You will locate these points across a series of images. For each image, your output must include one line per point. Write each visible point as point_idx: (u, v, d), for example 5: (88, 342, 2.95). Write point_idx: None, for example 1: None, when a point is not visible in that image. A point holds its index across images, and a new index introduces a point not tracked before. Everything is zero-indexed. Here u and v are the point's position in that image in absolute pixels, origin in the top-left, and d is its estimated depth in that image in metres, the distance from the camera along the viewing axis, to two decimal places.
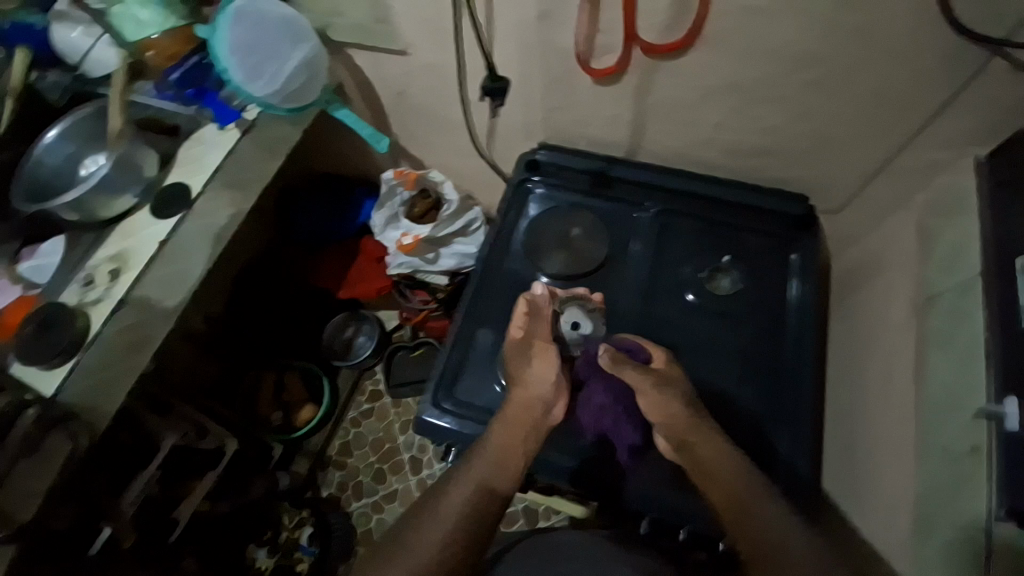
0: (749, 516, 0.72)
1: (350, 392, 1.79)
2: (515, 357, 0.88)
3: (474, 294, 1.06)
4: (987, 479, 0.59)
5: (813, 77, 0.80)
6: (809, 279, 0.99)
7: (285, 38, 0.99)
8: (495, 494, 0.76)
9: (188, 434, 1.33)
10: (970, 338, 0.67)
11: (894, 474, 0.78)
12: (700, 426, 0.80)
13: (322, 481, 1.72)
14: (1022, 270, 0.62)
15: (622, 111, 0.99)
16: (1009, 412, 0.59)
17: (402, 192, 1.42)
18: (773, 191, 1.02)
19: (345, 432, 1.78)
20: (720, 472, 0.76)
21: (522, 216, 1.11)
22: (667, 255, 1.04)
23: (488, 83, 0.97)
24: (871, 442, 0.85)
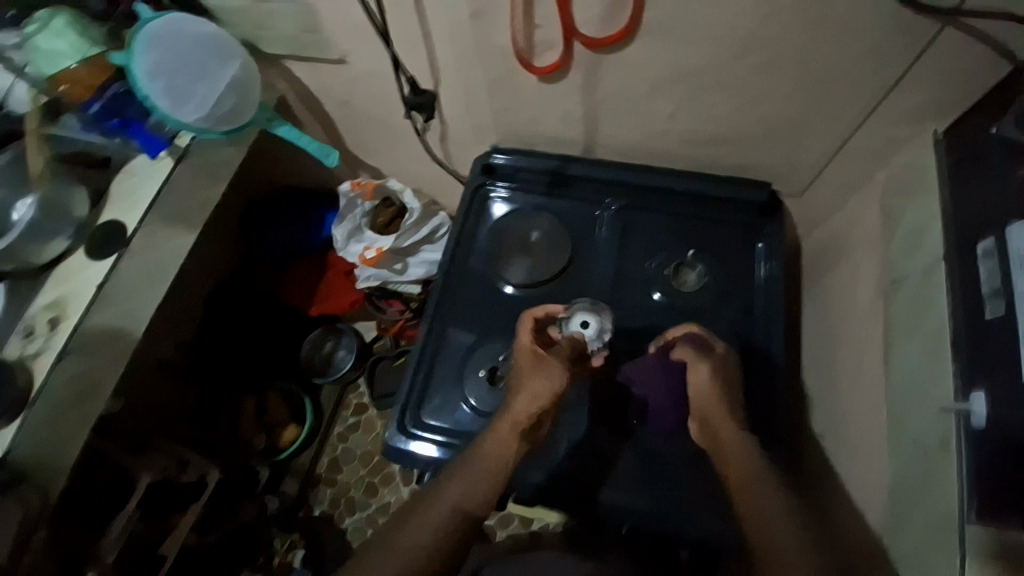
0: (755, 494, 0.70)
1: (335, 408, 1.75)
2: (526, 371, 0.83)
3: (437, 311, 1.02)
4: (956, 476, 0.57)
5: (761, 61, 0.76)
6: (775, 267, 0.96)
7: (211, 58, 0.95)
8: (484, 494, 0.75)
9: (166, 468, 1.28)
10: (934, 327, 0.65)
11: (866, 464, 0.76)
12: (727, 415, 0.78)
13: (314, 500, 1.67)
14: (983, 254, 0.60)
15: (572, 107, 0.95)
16: (975, 408, 0.57)
17: (361, 204, 1.38)
18: (734, 179, 0.99)
19: (333, 448, 1.74)
20: (741, 454, 0.74)
21: (481, 223, 1.07)
22: (631, 253, 1.01)
23: (412, 99, 0.99)
24: (846, 432, 0.83)
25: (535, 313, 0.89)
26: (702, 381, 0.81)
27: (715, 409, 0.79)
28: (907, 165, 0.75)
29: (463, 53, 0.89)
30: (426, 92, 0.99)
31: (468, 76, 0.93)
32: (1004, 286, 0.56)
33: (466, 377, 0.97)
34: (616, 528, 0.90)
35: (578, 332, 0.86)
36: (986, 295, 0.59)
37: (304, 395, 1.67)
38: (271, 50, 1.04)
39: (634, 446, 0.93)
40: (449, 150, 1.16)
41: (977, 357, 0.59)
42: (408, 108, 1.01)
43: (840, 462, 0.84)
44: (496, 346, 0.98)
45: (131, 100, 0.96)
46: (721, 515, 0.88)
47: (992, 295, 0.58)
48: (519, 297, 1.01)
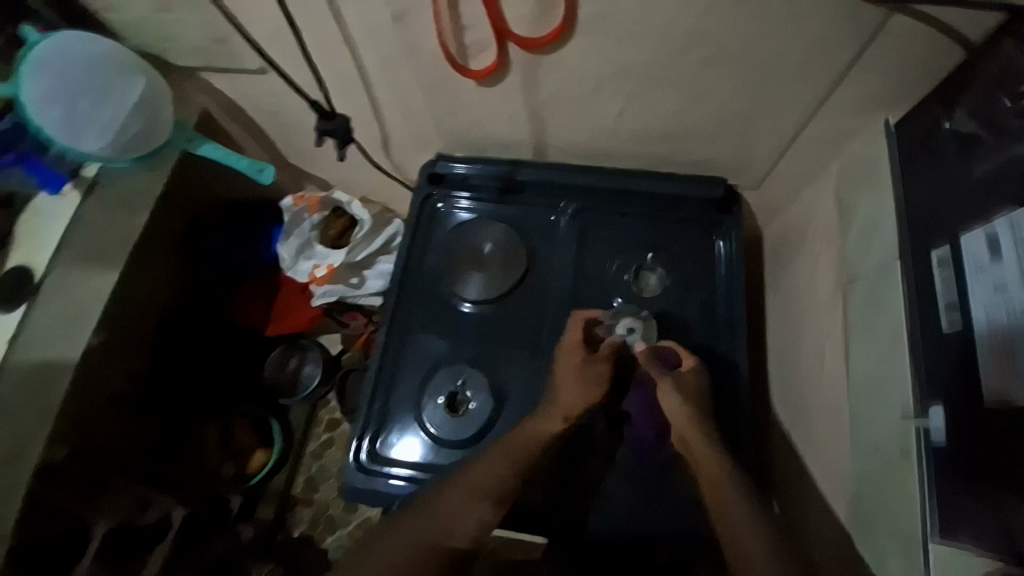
0: (726, 498, 0.71)
1: (306, 426, 1.68)
2: (566, 373, 0.84)
3: (392, 335, 0.97)
4: (918, 491, 0.56)
5: (705, 56, 0.72)
6: (735, 264, 0.94)
7: (111, 81, 0.89)
8: (474, 513, 0.72)
9: (126, 512, 1.12)
10: (890, 332, 0.63)
11: (829, 467, 0.75)
12: (703, 432, 0.78)
13: (292, 522, 1.62)
14: (938, 264, 0.57)
15: (515, 110, 0.88)
16: (933, 424, 0.55)
17: (308, 217, 1.30)
18: (689, 176, 0.96)
19: (308, 467, 1.68)
20: (712, 466, 0.75)
21: (431, 237, 1.02)
22: (589, 259, 0.97)
23: (321, 125, 0.90)
24: (810, 432, 0.82)
25: (584, 315, 0.87)
26: (671, 404, 0.80)
27: (691, 426, 0.79)
28: (860, 157, 0.72)
29: (391, 60, 0.82)
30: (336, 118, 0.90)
31: (401, 82, 0.86)
32: (959, 300, 0.54)
33: (424, 402, 0.93)
34: (596, 538, 0.87)
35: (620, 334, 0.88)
36: (943, 306, 0.56)
37: (271, 418, 1.61)
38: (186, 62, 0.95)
39: (601, 459, 0.91)
40: (393, 159, 1.09)
41: (932, 367, 0.57)
42: (319, 135, 0.91)
43: (804, 462, 0.83)
44: (455, 368, 0.94)
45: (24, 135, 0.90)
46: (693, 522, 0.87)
47: (948, 308, 0.55)
48: (476, 314, 0.97)
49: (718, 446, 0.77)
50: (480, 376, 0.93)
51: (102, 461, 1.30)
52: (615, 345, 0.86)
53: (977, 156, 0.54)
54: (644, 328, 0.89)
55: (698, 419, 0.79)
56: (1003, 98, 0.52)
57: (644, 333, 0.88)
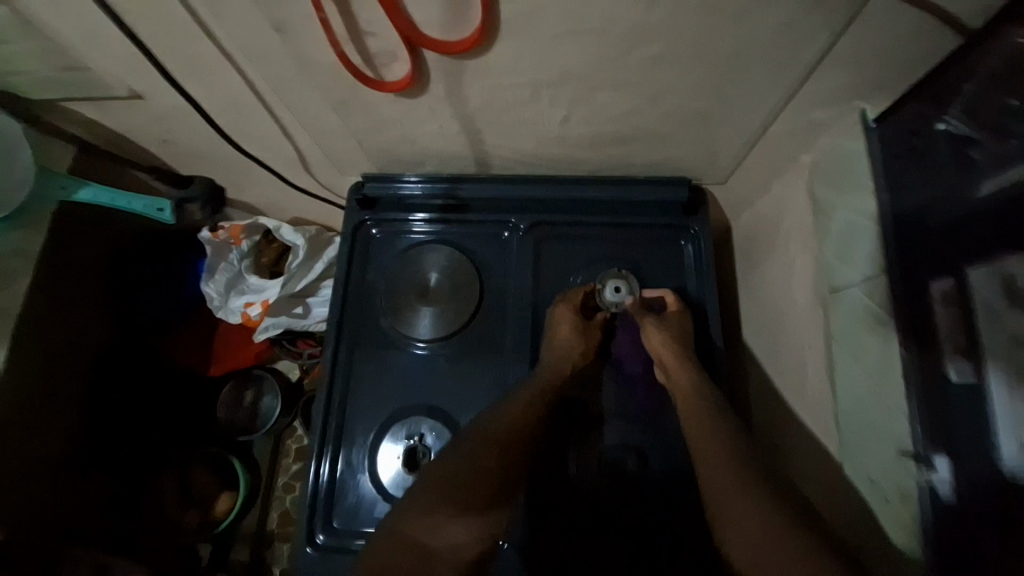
0: (707, 426, 0.71)
1: (272, 460, 1.32)
2: (556, 331, 0.82)
3: (336, 383, 0.86)
4: (917, 528, 0.55)
5: (654, 53, 0.61)
6: (705, 270, 0.87)
7: None
8: (473, 474, 0.67)
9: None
10: (891, 358, 0.58)
11: (819, 494, 0.70)
12: (682, 358, 0.78)
13: (274, 558, 1.26)
14: (940, 301, 0.52)
15: (446, 121, 0.76)
16: (940, 476, 0.53)
17: (234, 248, 1.15)
18: (648, 178, 0.88)
19: (282, 500, 1.31)
20: (691, 395, 0.75)
21: (369, 268, 0.90)
22: (546, 280, 0.88)
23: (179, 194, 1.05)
24: (791, 452, 0.76)
25: (584, 288, 0.85)
26: (652, 336, 0.81)
27: (674, 358, 0.79)
28: (830, 151, 0.67)
29: (287, 76, 0.69)
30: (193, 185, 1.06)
31: (305, 98, 0.73)
32: (969, 347, 0.50)
33: (379, 461, 0.83)
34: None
35: (603, 291, 0.85)
36: (944, 332, 0.52)
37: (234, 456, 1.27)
38: (53, 88, 0.82)
39: (576, 502, 0.82)
40: (319, 179, 0.95)
41: (932, 406, 0.54)
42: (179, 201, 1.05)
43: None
44: (412, 419, 0.84)
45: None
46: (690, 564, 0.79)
47: (956, 354, 0.51)
48: (432, 354, 0.87)
49: (698, 375, 0.77)
50: (441, 425, 0.83)
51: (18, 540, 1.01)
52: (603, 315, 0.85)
53: (989, 164, 0.48)
54: (629, 285, 0.85)
55: (680, 348, 0.79)
56: (1008, 98, 0.46)
57: (631, 288, 0.85)
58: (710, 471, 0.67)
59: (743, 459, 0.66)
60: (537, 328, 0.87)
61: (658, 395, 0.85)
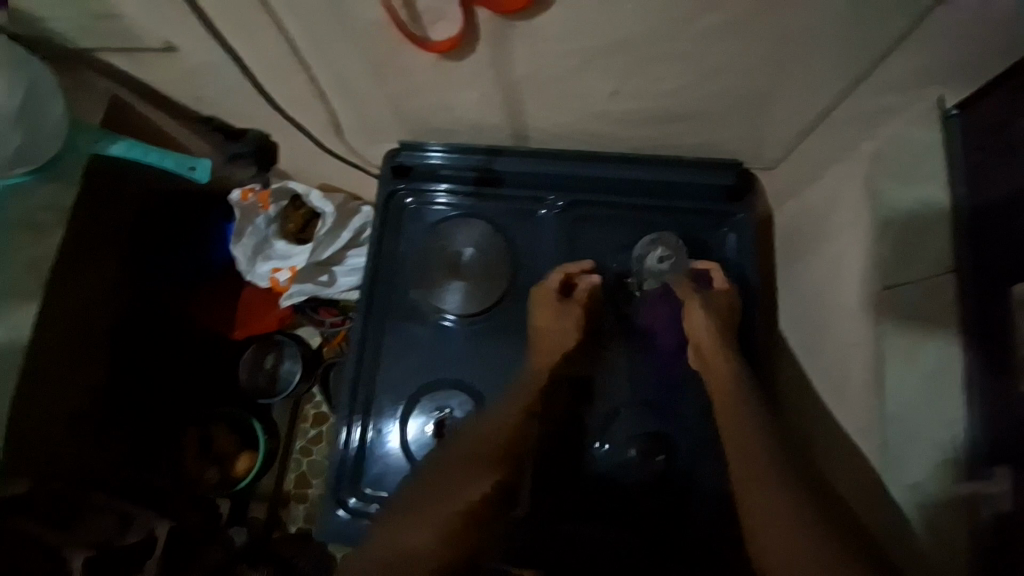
0: (742, 427, 0.69)
1: (291, 425, 1.40)
2: (544, 317, 0.81)
3: (364, 353, 0.86)
4: (967, 533, 0.54)
5: (718, 22, 0.57)
6: (745, 259, 0.84)
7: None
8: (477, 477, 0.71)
9: (109, 531, 1.04)
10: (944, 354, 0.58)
11: (857, 490, 0.67)
12: (724, 346, 0.76)
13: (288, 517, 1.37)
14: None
15: (487, 90, 0.73)
16: (1001, 484, 0.51)
17: (260, 214, 1.14)
18: (692, 161, 0.84)
19: (298, 463, 1.41)
20: (731, 384, 0.73)
21: (399, 241, 0.89)
22: (580, 262, 0.86)
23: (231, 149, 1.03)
24: (827, 442, 0.74)
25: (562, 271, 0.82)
26: (697, 320, 0.78)
27: (714, 347, 0.76)
28: (895, 140, 0.64)
29: (324, 31, 0.65)
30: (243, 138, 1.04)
31: (343, 59, 0.70)
32: None
33: (408, 431, 0.83)
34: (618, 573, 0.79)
35: (643, 259, 0.83)
36: None
37: (254, 417, 1.34)
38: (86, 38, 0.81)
39: (599, 486, 0.81)
40: (350, 146, 0.92)
41: (1000, 412, 0.52)
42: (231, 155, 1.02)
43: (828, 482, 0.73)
44: (440, 394, 0.83)
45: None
46: (714, 556, 0.78)
47: None
48: (459, 329, 0.86)
49: (740, 366, 0.75)
50: (469, 400, 0.83)
51: (43, 484, 1.01)
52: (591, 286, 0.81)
53: None
54: (675, 257, 0.82)
55: (723, 338, 0.77)
56: None
57: (676, 262, 0.83)
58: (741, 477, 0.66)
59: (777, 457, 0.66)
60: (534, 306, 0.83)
61: (691, 386, 0.83)
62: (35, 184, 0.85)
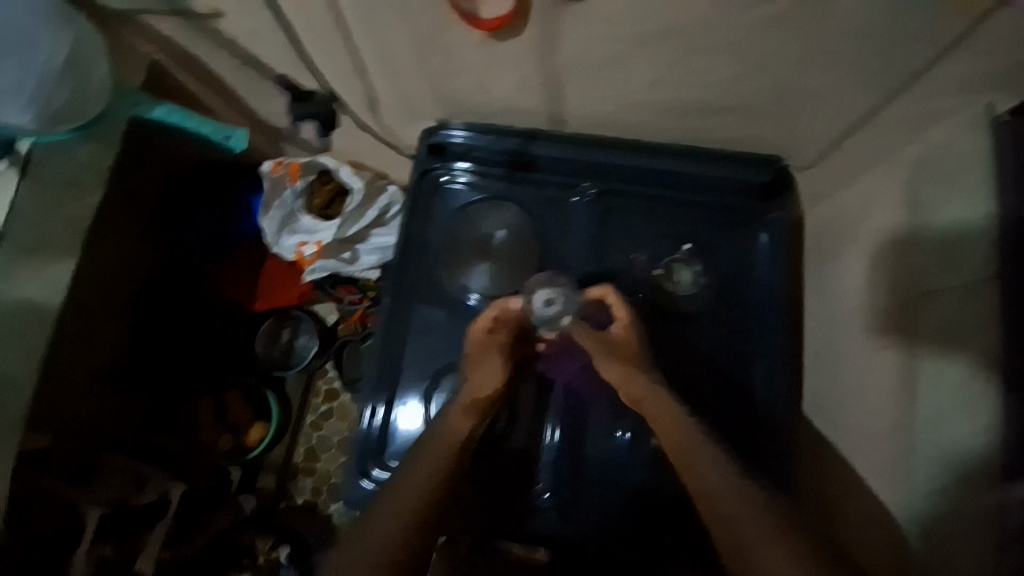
0: (695, 455, 0.63)
1: (302, 400, 1.43)
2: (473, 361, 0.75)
3: (390, 326, 0.87)
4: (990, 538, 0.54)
5: (773, 13, 0.57)
6: (777, 258, 0.84)
7: (41, 31, 0.78)
8: (433, 486, 0.63)
9: (122, 489, 1.05)
10: (976, 375, 0.57)
11: (885, 489, 0.68)
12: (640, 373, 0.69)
13: (295, 490, 1.40)
14: None
15: (528, 73, 0.73)
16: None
17: (289, 186, 1.15)
18: (731, 155, 0.83)
19: (307, 437, 1.43)
20: (673, 425, 0.66)
21: (429, 221, 0.89)
22: (611, 252, 0.85)
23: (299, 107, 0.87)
24: (854, 445, 0.74)
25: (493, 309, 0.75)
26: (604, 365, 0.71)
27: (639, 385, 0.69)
28: (941, 145, 0.63)
29: (372, 4, 0.65)
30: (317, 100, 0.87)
31: (387, 34, 0.70)
32: None
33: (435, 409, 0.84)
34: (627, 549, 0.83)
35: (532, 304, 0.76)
36: None
37: (267, 389, 1.36)
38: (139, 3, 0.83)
39: None
40: (382, 123, 0.91)
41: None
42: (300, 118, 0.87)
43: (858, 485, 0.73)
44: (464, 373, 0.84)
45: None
46: None
47: None
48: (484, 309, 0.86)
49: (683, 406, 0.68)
50: None
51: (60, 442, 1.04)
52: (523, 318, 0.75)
53: None
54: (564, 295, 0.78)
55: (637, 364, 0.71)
56: None
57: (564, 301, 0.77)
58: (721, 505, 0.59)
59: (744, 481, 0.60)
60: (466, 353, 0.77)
61: (715, 380, 0.83)
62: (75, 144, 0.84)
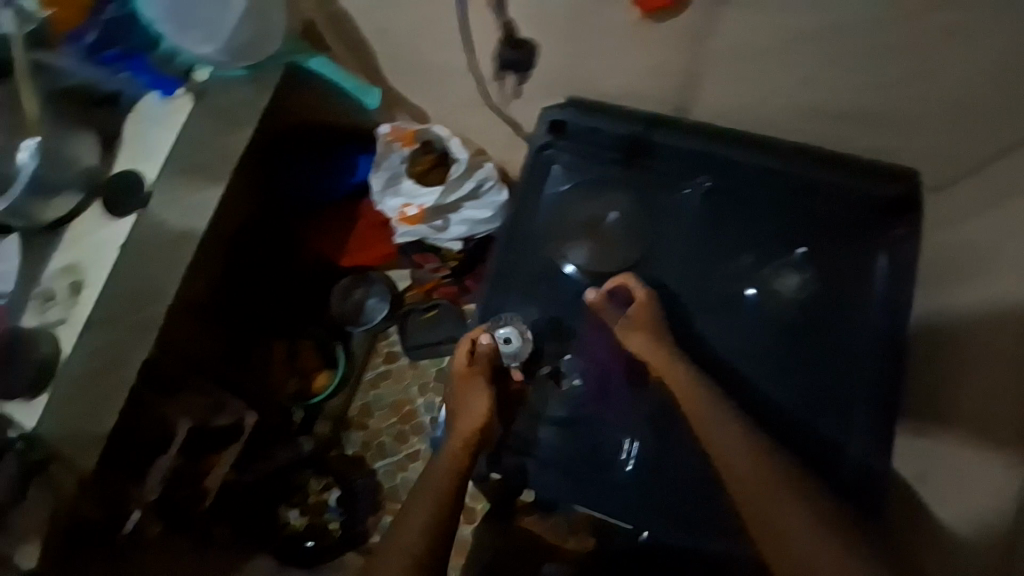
0: (714, 433, 0.77)
1: (365, 356, 1.50)
2: (461, 392, 0.92)
3: (492, 288, 0.91)
4: None
5: None
6: (898, 282, 0.81)
7: None
8: (445, 493, 0.82)
9: (202, 412, 1.19)
10: None
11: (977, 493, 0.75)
12: (666, 343, 0.83)
13: (345, 440, 1.48)
14: None
15: (670, 57, 0.78)
16: None
17: (398, 150, 1.22)
18: (863, 163, 0.82)
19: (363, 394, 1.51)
20: (690, 393, 0.79)
21: (540, 194, 0.92)
22: (721, 247, 0.86)
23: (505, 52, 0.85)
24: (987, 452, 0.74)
25: (466, 347, 0.93)
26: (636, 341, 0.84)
27: (665, 367, 0.82)
28: None
29: None
30: (524, 47, 0.84)
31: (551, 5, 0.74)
32: None
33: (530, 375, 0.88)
34: (682, 545, 0.81)
35: (497, 342, 0.89)
36: None
37: (338, 343, 1.44)
38: None
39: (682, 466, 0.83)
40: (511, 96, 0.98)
41: None
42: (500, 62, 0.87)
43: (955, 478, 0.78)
44: (555, 345, 0.89)
45: (128, 30, 0.81)
46: None
47: None
48: (580, 281, 0.89)
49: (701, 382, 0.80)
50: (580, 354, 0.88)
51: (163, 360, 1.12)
52: (490, 352, 0.89)
53: None
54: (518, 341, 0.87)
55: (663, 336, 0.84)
56: None
57: (520, 338, 0.88)
58: (736, 476, 0.75)
59: (756, 462, 0.75)
60: (451, 386, 0.95)
61: (808, 389, 0.82)
62: (248, 79, 0.88)
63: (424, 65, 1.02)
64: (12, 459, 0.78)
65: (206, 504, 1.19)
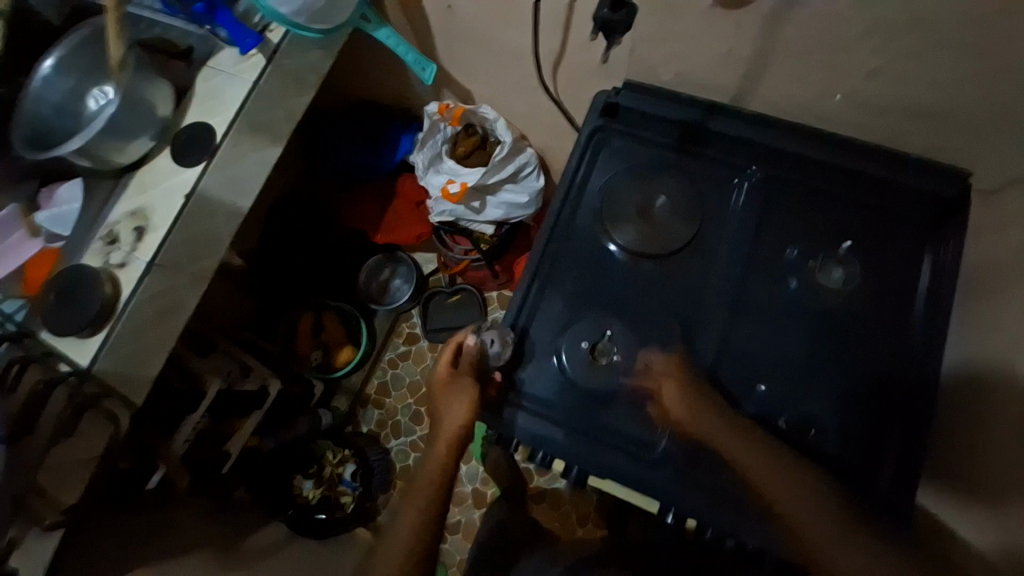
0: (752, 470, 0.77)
1: (386, 335, 1.52)
2: (440, 399, 0.86)
3: (540, 263, 0.91)
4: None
5: None
6: (941, 285, 0.82)
7: None
8: (432, 501, 0.83)
9: (231, 375, 1.18)
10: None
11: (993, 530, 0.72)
12: (698, 412, 0.80)
13: (362, 418, 1.50)
14: None
15: (739, 45, 0.81)
16: None
17: (445, 128, 1.24)
18: (910, 161, 0.85)
19: (382, 373, 1.52)
20: (728, 444, 0.78)
21: (591, 172, 0.94)
22: (766, 240, 0.87)
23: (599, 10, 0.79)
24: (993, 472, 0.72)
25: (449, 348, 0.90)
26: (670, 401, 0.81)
27: (700, 426, 0.80)
28: None
29: None
30: (625, 6, 0.79)
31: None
32: None
33: (569, 356, 0.87)
34: (697, 529, 0.83)
35: (484, 345, 0.87)
36: None
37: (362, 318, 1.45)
38: None
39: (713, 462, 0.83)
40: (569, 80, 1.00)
41: None
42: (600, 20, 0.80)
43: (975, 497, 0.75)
44: (595, 320, 0.88)
45: None
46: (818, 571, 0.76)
47: None
48: (623, 259, 0.90)
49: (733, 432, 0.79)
50: (627, 329, 0.88)
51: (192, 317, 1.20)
52: (476, 354, 0.87)
53: None
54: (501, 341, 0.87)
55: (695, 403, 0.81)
56: None
57: (503, 339, 0.87)
58: (768, 490, 0.76)
59: (766, 479, 0.75)
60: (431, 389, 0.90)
61: (842, 387, 0.82)
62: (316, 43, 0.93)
63: (483, 45, 1.05)
64: (64, 392, 0.79)
65: (228, 468, 1.20)
